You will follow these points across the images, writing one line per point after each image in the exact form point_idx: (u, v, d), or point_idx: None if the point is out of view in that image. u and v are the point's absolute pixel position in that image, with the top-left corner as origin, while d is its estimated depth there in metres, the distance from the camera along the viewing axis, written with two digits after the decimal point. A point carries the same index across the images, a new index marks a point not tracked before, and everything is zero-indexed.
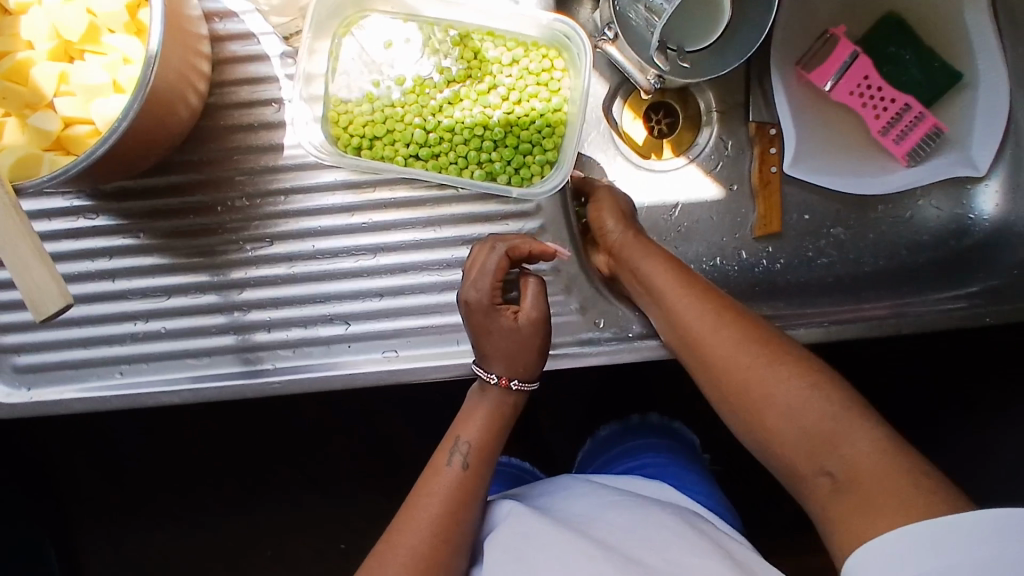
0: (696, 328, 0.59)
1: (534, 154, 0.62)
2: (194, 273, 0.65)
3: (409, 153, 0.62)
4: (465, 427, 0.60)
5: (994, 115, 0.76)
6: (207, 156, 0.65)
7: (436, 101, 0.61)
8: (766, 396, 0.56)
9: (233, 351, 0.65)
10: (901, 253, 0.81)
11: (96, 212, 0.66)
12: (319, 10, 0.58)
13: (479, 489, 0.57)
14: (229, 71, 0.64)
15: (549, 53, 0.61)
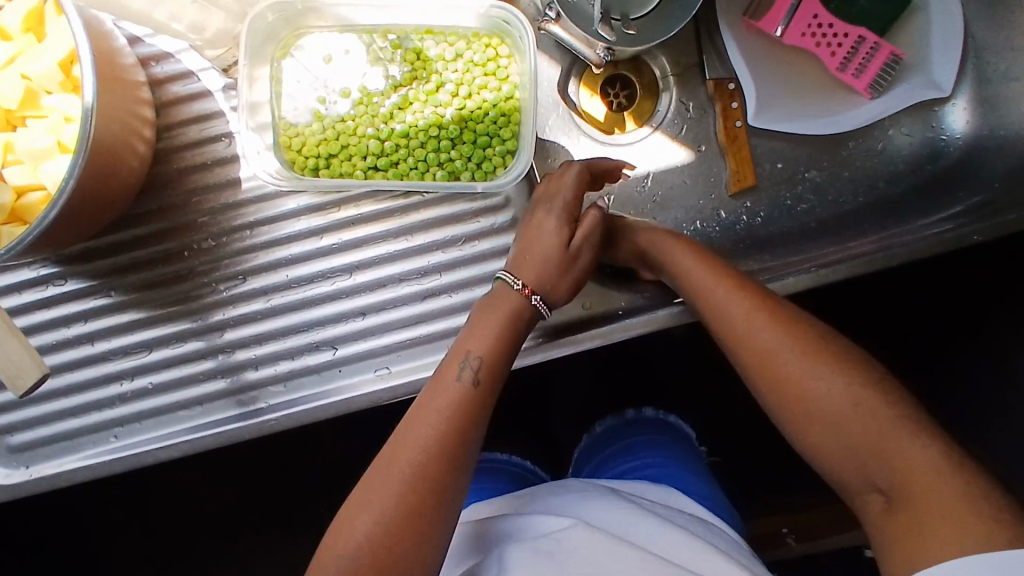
0: (738, 323, 0.56)
1: (493, 145, 0.60)
2: (173, 322, 0.65)
3: (367, 165, 0.60)
4: (473, 341, 0.55)
5: (949, 34, 0.76)
6: (165, 203, 0.64)
7: (386, 108, 0.60)
8: (808, 405, 0.52)
9: (225, 394, 0.65)
10: (879, 186, 0.80)
11: (64, 277, 0.65)
12: (252, 36, 0.57)
13: (487, 408, 0.53)
14: (174, 113, 0.63)
15: (492, 42, 0.60)
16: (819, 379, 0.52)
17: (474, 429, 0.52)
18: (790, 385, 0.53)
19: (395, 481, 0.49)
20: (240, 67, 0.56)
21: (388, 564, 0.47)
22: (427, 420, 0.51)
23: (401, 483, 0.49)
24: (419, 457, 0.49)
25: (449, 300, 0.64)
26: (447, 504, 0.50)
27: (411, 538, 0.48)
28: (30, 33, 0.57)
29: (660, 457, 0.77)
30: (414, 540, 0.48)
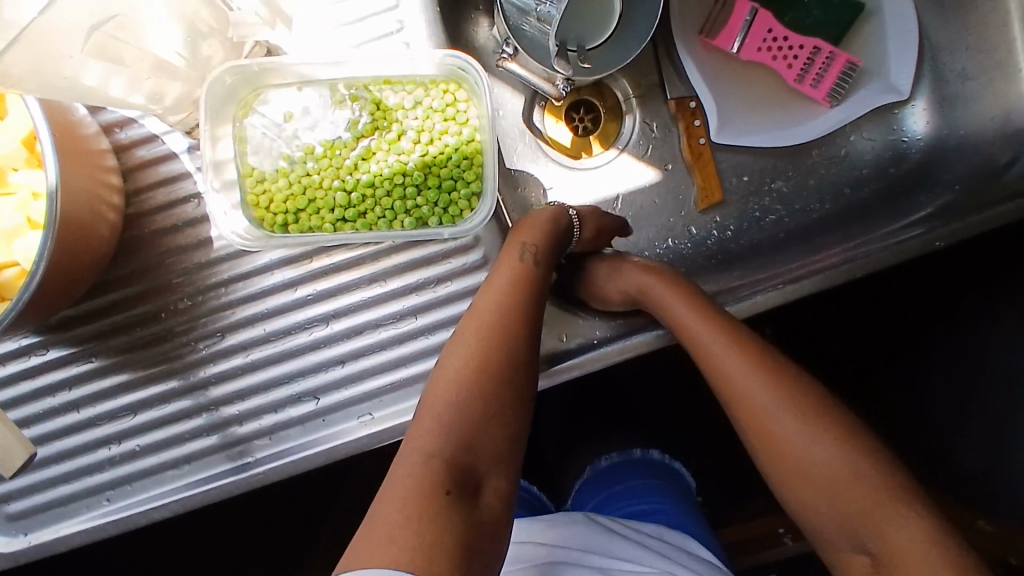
0: (737, 385, 0.59)
1: (458, 189, 0.61)
2: (158, 382, 0.66)
3: (335, 218, 0.61)
4: (528, 237, 0.64)
5: (904, 37, 0.76)
6: (141, 265, 0.65)
7: (350, 160, 0.61)
8: (805, 467, 0.56)
9: (214, 450, 0.66)
10: (845, 192, 0.81)
11: (46, 346, 0.65)
12: (211, 99, 0.58)
13: (541, 282, 0.62)
14: (143, 177, 0.64)
15: (450, 87, 0.61)
16: (811, 443, 0.56)
17: (540, 301, 0.61)
18: (782, 447, 0.57)
19: (481, 343, 0.56)
20: (202, 132, 0.57)
21: (484, 412, 0.54)
22: (501, 294, 0.59)
23: (487, 344, 0.56)
24: (501, 320, 0.57)
25: (427, 342, 0.65)
26: (527, 364, 0.58)
27: (502, 389, 0.55)
28: None
29: (662, 502, 0.83)
30: (503, 392, 0.55)
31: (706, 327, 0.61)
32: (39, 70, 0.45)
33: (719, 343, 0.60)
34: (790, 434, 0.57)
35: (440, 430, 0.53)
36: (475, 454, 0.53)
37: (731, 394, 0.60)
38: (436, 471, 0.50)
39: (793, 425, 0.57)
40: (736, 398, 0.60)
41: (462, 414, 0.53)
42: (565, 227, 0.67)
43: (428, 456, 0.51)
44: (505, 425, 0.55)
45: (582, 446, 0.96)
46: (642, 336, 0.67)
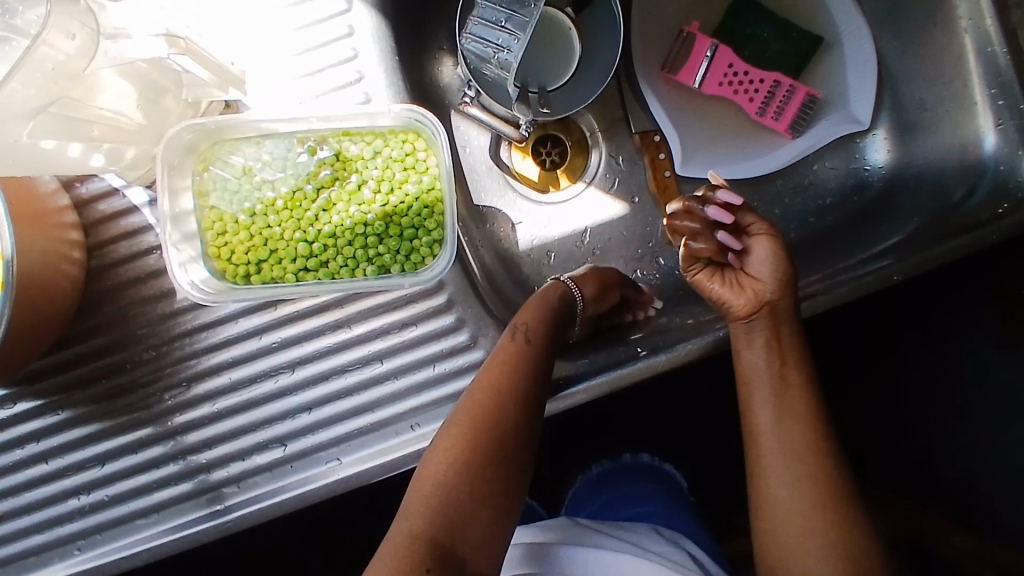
0: (798, 443, 0.56)
1: (419, 237, 0.62)
2: (126, 432, 0.66)
3: (297, 268, 0.62)
4: (532, 314, 0.63)
5: (863, 69, 0.77)
6: (107, 317, 0.65)
7: (312, 211, 0.61)
8: (800, 517, 0.54)
9: (185, 498, 0.65)
10: (809, 220, 0.81)
11: (13, 400, 0.65)
12: (168, 155, 0.58)
13: (538, 367, 0.59)
14: (106, 230, 0.64)
15: (408, 138, 0.62)
16: (823, 521, 0.53)
17: (542, 382, 0.59)
18: (781, 511, 0.55)
19: (474, 424, 0.55)
20: (160, 186, 0.57)
21: (472, 498, 0.53)
22: (501, 375, 0.58)
23: (478, 426, 0.55)
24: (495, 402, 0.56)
25: (393, 386, 0.65)
26: (521, 448, 0.56)
27: (492, 474, 0.54)
28: None
29: (658, 504, 0.78)
30: (495, 474, 0.54)
31: (795, 382, 0.58)
32: None
33: (801, 403, 0.57)
34: (805, 508, 0.54)
35: (426, 511, 0.52)
36: (461, 539, 0.51)
37: (780, 440, 0.56)
38: (417, 553, 0.49)
39: (816, 497, 0.54)
40: (776, 440, 0.56)
41: (450, 496, 0.52)
42: (570, 301, 0.66)
43: (412, 537, 0.50)
44: (494, 512, 0.53)
45: (560, 478, 0.93)
46: (633, 366, 0.64)
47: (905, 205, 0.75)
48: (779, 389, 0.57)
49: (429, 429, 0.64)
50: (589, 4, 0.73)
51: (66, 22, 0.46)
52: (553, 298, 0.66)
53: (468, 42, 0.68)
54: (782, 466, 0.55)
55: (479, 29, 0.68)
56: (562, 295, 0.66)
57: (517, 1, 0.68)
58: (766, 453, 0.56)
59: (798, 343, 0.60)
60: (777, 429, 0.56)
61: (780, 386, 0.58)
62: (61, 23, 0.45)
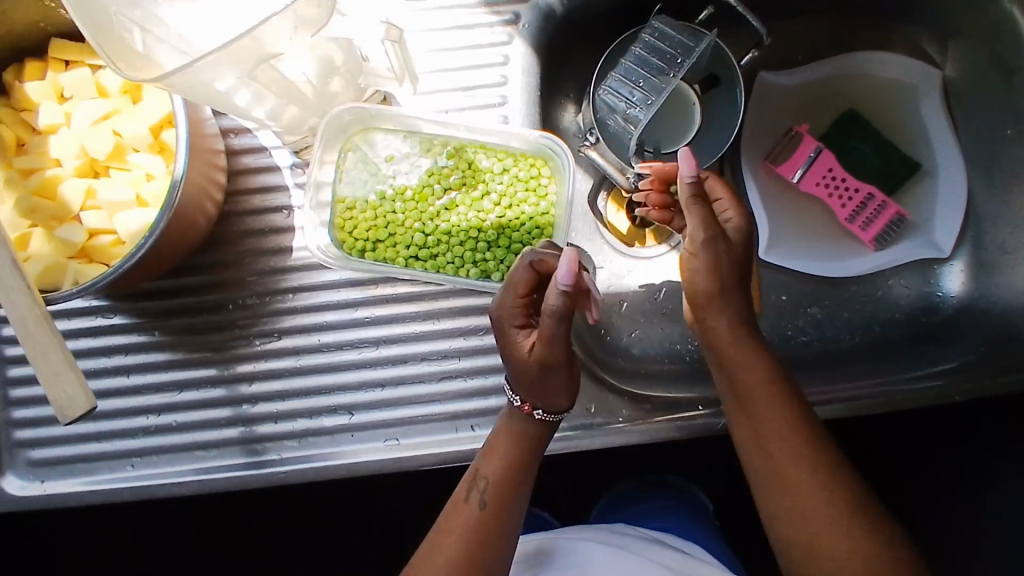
0: (785, 465, 0.57)
1: (524, 252, 0.67)
2: (201, 367, 0.71)
3: (409, 254, 0.67)
4: (492, 458, 0.59)
5: (953, 201, 0.82)
6: (222, 259, 0.71)
7: (435, 207, 0.67)
8: (803, 498, 0.56)
9: (239, 443, 0.69)
10: (875, 329, 0.84)
11: (113, 312, 0.71)
12: (327, 130, 0.65)
13: (492, 534, 0.56)
14: (244, 181, 0.71)
15: (536, 163, 0.68)
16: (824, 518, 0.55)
17: (501, 533, 0.57)
18: (798, 508, 0.56)
19: None
20: (314, 155, 0.64)
21: None
22: (456, 545, 0.56)
23: None
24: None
25: (464, 384, 0.69)
26: None
27: None
28: (127, 95, 0.63)
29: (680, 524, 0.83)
30: None
31: (769, 402, 0.58)
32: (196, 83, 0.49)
33: (780, 421, 0.58)
34: (825, 536, 0.55)
35: None
36: None
37: (773, 477, 0.58)
38: None
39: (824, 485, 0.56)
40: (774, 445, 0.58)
41: None
42: (530, 441, 0.59)
43: None
44: None
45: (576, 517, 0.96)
46: (689, 419, 0.70)
47: (972, 335, 0.78)
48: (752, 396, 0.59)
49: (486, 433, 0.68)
50: (717, 84, 0.78)
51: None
52: (519, 436, 0.59)
53: (605, 94, 0.75)
54: (788, 512, 0.57)
55: (616, 84, 0.74)
56: (539, 431, 0.59)
57: (659, 69, 0.74)
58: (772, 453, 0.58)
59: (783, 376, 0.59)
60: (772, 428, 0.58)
61: (745, 406, 0.60)
62: None
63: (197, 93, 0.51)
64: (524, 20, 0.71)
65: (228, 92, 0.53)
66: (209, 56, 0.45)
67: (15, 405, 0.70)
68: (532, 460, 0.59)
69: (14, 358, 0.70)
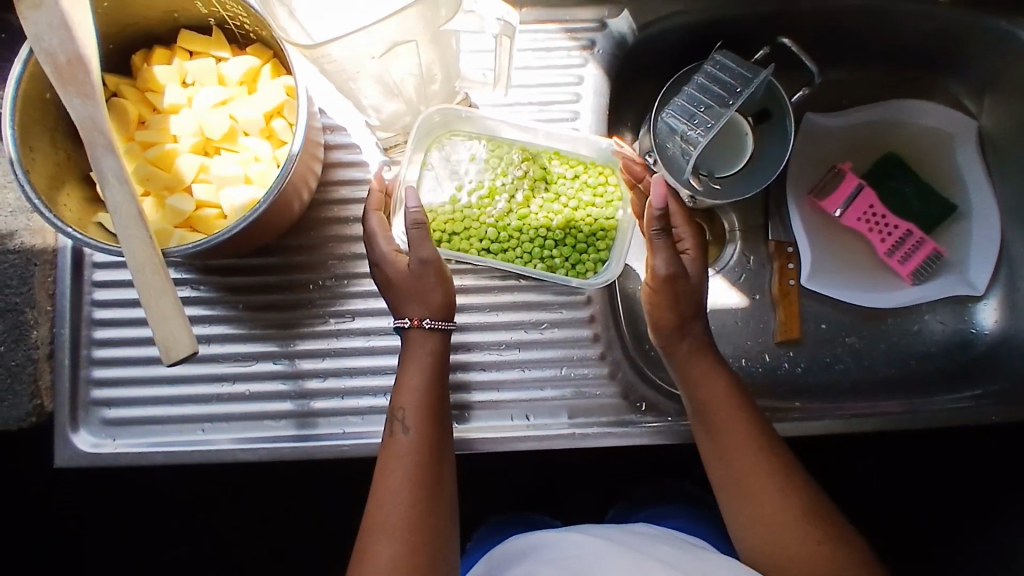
0: (750, 475, 0.63)
1: (588, 252, 0.73)
2: (265, 341, 0.75)
3: (482, 247, 0.72)
4: (409, 395, 0.63)
5: (987, 244, 0.88)
6: (306, 242, 0.76)
7: (508, 206, 0.73)
8: (761, 497, 0.62)
9: (290, 416, 0.73)
10: (911, 361, 0.87)
11: (196, 284, 0.75)
12: (419, 130, 0.71)
13: (427, 452, 0.61)
14: (332, 173, 0.77)
15: (604, 171, 0.74)
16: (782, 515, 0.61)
17: (438, 454, 0.62)
18: (758, 505, 0.62)
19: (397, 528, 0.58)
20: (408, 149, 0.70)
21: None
22: (398, 476, 0.60)
23: (400, 529, 0.58)
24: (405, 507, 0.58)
25: (522, 374, 0.73)
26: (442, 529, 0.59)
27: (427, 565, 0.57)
28: (244, 86, 0.71)
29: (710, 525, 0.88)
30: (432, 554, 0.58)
31: (733, 420, 0.65)
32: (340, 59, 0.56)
33: (744, 437, 0.64)
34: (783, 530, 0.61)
35: None
36: None
37: (734, 480, 0.64)
38: None
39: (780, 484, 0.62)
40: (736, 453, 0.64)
41: None
42: (432, 350, 0.65)
43: None
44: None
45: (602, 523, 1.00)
46: None
47: (1006, 370, 0.83)
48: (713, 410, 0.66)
49: (541, 422, 0.72)
50: (769, 117, 0.84)
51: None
52: (425, 366, 0.64)
53: (668, 116, 0.81)
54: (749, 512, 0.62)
55: (676, 109, 0.81)
56: (436, 344, 0.65)
57: (718, 97, 0.80)
58: (732, 459, 0.64)
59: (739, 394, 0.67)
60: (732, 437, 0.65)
61: (711, 426, 0.66)
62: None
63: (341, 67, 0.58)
64: (598, 46, 0.78)
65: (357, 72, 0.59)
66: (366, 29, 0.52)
67: (97, 364, 0.74)
68: (439, 375, 0.65)
69: (101, 321, 0.75)
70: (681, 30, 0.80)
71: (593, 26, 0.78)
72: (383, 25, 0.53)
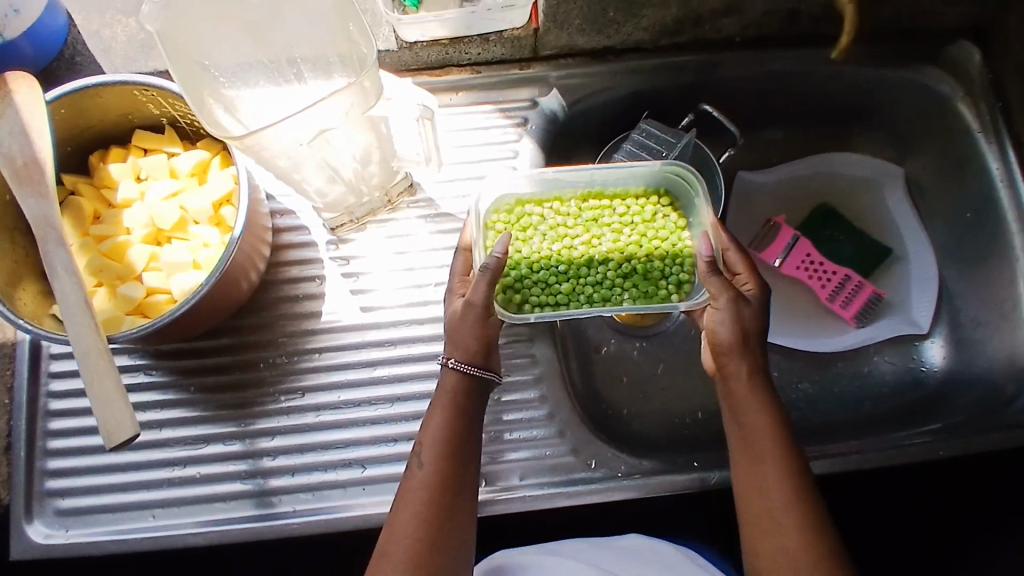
0: (775, 513, 0.62)
1: (669, 275, 0.73)
2: (224, 423, 0.76)
3: (562, 297, 0.72)
4: (430, 430, 0.63)
5: (925, 285, 0.90)
6: (257, 321, 0.78)
7: (576, 252, 0.73)
8: (783, 539, 0.61)
9: (250, 495, 0.73)
10: (866, 404, 0.88)
11: (152, 370, 0.77)
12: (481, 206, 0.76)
13: (441, 487, 0.61)
14: (282, 254, 0.80)
15: (661, 198, 0.76)
16: (804, 559, 0.60)
17: (456, 491, 0.62)
18: (779, 544, 0.61)
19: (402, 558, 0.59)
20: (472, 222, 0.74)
21: None
22: (408, 510, 0.61)
23: (403, 561, 0.59)
24: (412, 541, 0.59)
25: None
26: (448, 560, 0.60)
27: None
28: (195, 178, 0.75)
29: None
30: None
31: (773, 451, 0.64)
32: (266, 148, 0.60)
33: (779, 474, 0.63)
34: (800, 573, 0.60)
35: None
36: None
37: (762, 517, 0.63)
38: None
39: (806, 532, 0.61)
40: (773, 488, 0.63)
41: None
42: (465, 384, 0.65)
43: None
44: None
45: None
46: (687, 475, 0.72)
47: (957, 406, 0.84)
48: (755, 439, 0.65)
49: (492, 486, 0.72)
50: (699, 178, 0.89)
51: (372, 80, 0.60)
52: (449, 401, 0.64)
53: None
54: (769, 550, 0.62)
55: None
56: (458, 381, 0.65)
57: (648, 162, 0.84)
58: (765, 493, 0.63)
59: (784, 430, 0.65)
60: (772, 473, 0.63)
61: (751, 455, 0.65)
62: (371, 78, 0.60)
63: (267, 155, 0.62)
64: (532, 122, 0.84)
65: (290, 159, 0.64)
66: (289, 119, 0.56)
67: (51, 455, 0.75)
68: (467, 408, 0.65)
69: (57, 412, 0.76)
70: (607, 104, 0.86)
71: (525, 105, 0.84)
72: (309, 112, 0.57)
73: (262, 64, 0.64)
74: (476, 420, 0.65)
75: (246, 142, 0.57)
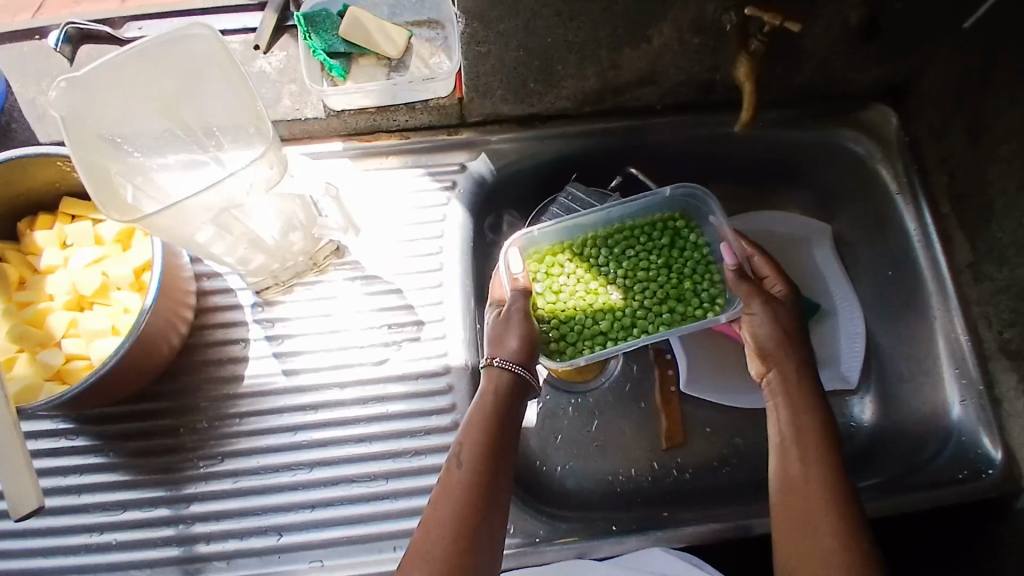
0: (810, 509, 0.64)
1: (694, 293, 0.81)
2: (152, 488, 0.75)
3: (603, 334, 0.80)
4: (470, 432, 0.65)
5: (852, 342, 0.91)
6: (181, 385, 0.79)
7: (607, 294, 0.82)
8: (818, 535, 0.62)
9: (175, 561, 0.72)
10: None
11: (76, 434, 0.77)
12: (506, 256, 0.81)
13: (483, 482, 0.62)
14: (210, 317, 0.81)
15: (673, 221, 0.84)
16: (838, 559, 0.60)
17: (491, 487, 0.62)
18: (813, 543, 0.62)
19: (431, 554, 0.58)
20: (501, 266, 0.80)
21: None
22: (445, 504, 0.61)
23: (438, 556, 0.58)
24: (450, 534, 0.58)
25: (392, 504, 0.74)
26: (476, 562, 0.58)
27: None
28: (119, 244, 0.76)
29: None
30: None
31: (813, 447, 0.67)
32: (169, 228, 0.61)
33: (819, 471, 0.65)
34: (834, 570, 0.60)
35: None
36: None
37: (799, 516, 0.64)
38: None
39: (841, 533, 0.62)
40: (813, 484, 0.65)
41: None
42: (508, 384, 0.69)
43: None
44: None
45: None
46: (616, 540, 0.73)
47: (886, 462, 0.84)
48: (798, 439, 0.68)
49: None
50: None
51: (271, 157, 0.62)
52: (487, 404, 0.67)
53: None
54: (800, 551, 0.62)
55: None
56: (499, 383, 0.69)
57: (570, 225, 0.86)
58: (801, 490, 0.65)
59: (828, 431, 0.68)
60: (808, 471, 0.66)
61: (798, 452, 0.67)
62: (270, 156, 0.62)
63: (171, 234, 0.63)
64: (460, 186, 0.86)
65: (198, 236, 0.64)
66: (187, 200, 0.58)
67: None
68: (505, 412, 0.67)
69: None
70: (535, 167, 0.88)
71: (454, 169, 0.86)
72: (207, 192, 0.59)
73: (178, 136, 0.67)
74: (513, 428, 0.67)
75: (145, 224, 0.59)
